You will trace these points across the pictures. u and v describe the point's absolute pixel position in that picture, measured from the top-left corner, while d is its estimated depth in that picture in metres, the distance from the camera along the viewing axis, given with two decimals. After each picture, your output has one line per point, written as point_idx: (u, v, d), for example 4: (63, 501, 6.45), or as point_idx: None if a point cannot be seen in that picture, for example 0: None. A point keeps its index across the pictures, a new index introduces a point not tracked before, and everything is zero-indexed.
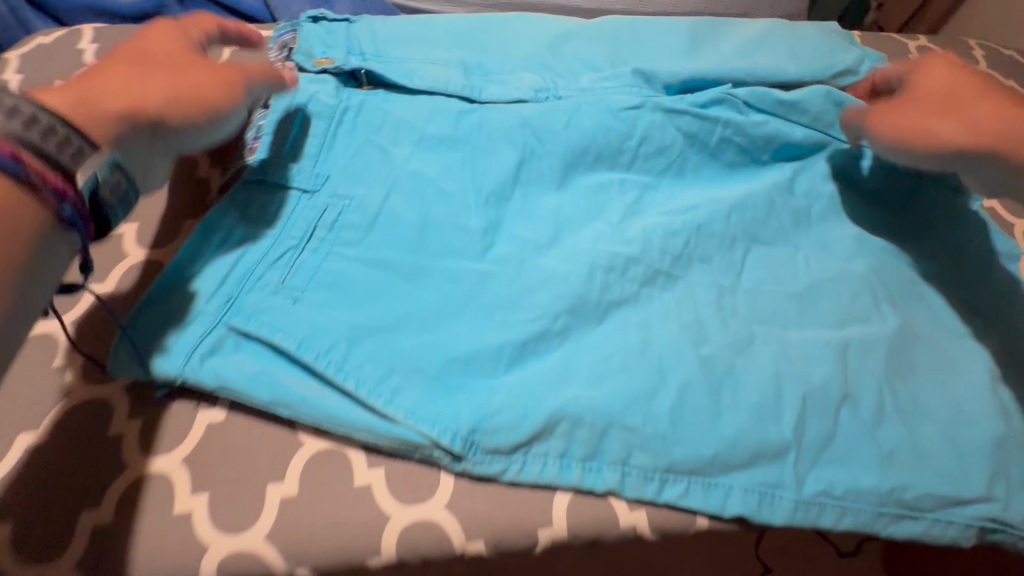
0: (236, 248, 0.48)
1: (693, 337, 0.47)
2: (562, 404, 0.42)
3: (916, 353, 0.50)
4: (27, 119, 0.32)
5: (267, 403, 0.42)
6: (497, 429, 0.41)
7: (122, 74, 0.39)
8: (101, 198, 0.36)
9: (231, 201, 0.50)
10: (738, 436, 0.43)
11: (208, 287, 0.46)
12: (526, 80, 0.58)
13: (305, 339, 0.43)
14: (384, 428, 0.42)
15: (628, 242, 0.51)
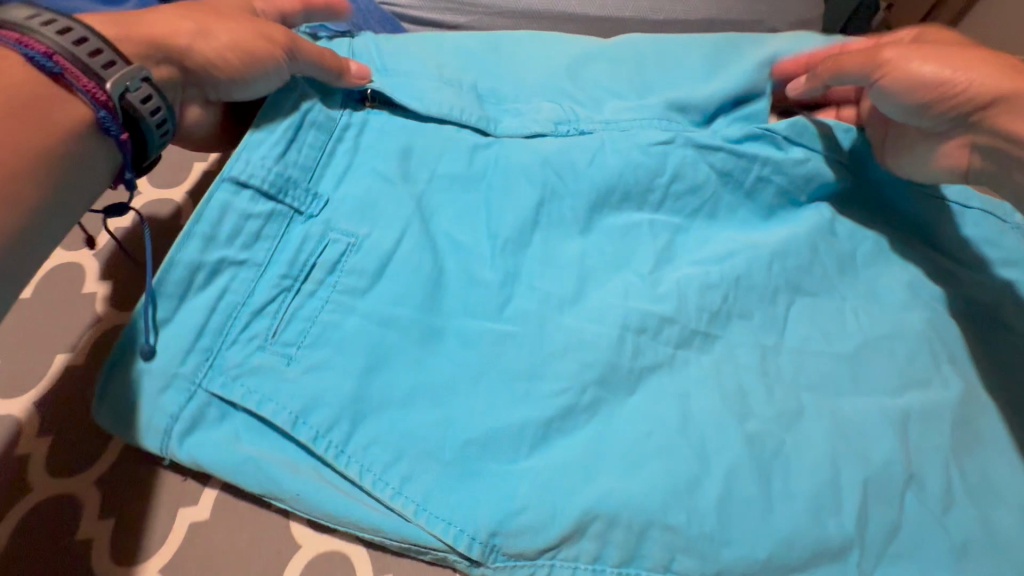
0: (213, 283, 0.39)
1: (737, 410, 0.41)
2: (596, 501, 0.36)
3: (987, 422, 0.43)
4: (70, 31, 0.33)
5: (262, 493, 0.38)
6: (521, 531, 0.36)
7: (180, 12, 0.40)
8: (131, 108, 0.35)
9: (202, 211, 0.39)
10: (793, 534, 0.37)
11: (180, 336, 0.38)
12: (545, 111, 0.50)
13: (301, 414, 0.38)
14: (395, 528, 0.37)
15: (660, 299, 0.44)
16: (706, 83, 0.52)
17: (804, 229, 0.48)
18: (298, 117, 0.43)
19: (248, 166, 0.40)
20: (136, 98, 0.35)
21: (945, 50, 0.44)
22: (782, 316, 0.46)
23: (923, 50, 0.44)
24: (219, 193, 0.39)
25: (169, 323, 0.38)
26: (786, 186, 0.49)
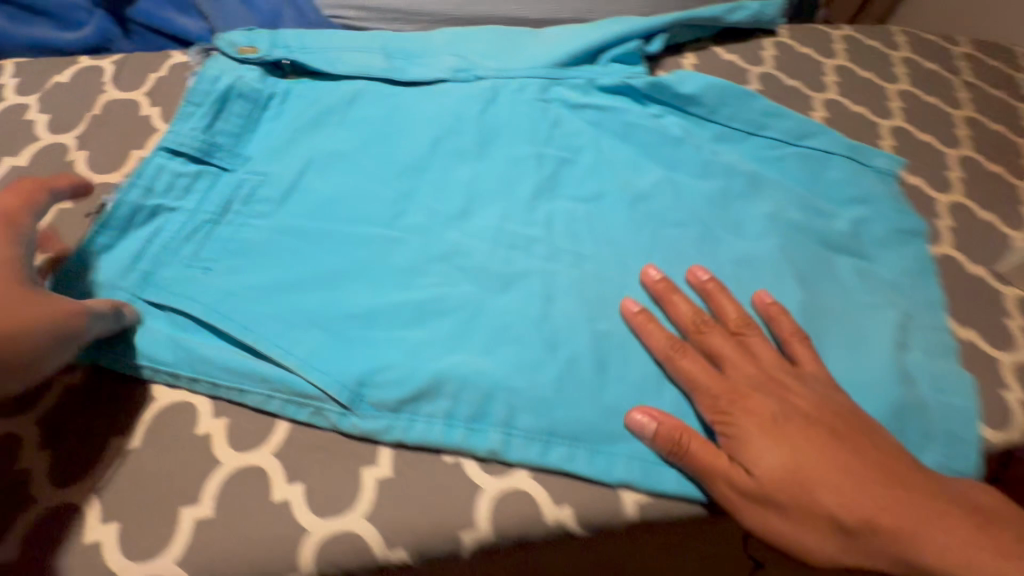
0: (149, 223, 0.47)
1: (591, 312, 0.47)
2: (449, 365, 0.42)
3: (823, 327, 0.48)
4: None
5: (172, 365, 0.42)
6: (384, 383, 0.42)
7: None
8: None
9: (138, 174, 0.49)
10: (619, 404, 0.43)
11: (113, 263, 0.45)
12: (447, 63, 0.62)
13: (213, 305, 0.44)
14: (279, 376, 0.42)
15: (532, 223, 0.52)
16: (567, 40, 0.64)
17: (673, 180, 0.57)
18: (221, 91, 0.55)
19: (177, 135, 0.51)
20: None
21: (745, 502, 0.38)
22: (649, 243, 0.52)
23: (765, 504, 0.38)
24: (156, 158, 0.50)
25: (112, 249, 0.45)
26: (651, 131, 0.60)
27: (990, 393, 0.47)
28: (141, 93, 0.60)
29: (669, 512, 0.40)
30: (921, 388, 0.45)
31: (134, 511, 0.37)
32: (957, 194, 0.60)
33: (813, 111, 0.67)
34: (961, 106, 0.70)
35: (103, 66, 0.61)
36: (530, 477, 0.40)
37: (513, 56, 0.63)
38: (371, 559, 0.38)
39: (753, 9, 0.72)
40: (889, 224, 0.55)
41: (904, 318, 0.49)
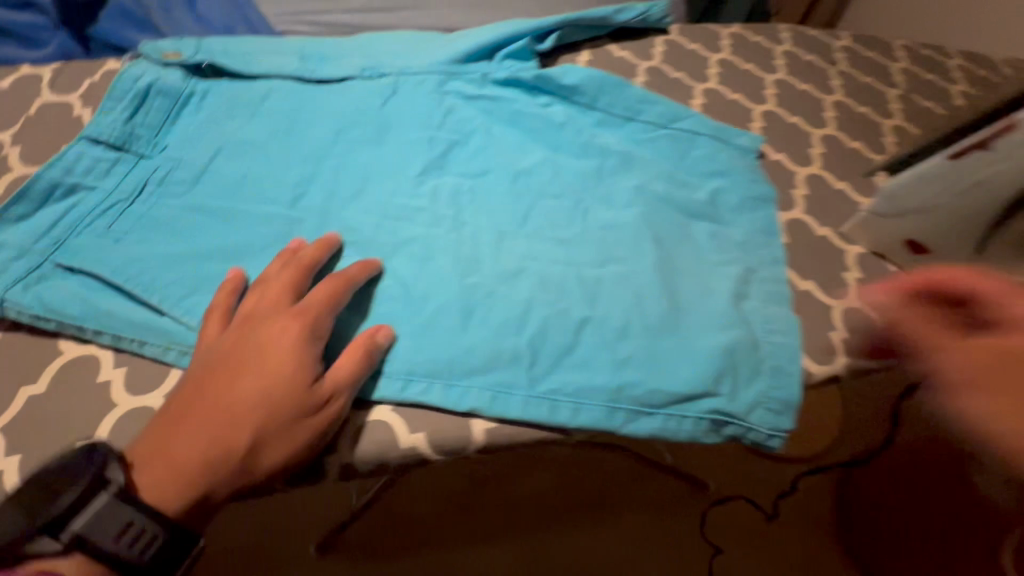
0: (67, 200, 0.53)
1: (463, 269, 0.52)
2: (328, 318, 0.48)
3: (676, 280, 0.54)
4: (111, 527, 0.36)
5: (77, 318, 0.47)
6: None
7: (237, 412, 0.40)
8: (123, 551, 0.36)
9: (62, 157, 0.54)
10: (477, 345, 0.47)
11: (30, 231, 0.50)
12: (356, 62, 0.68)
13: (120, 268, 0.49)
14: (179, 332, 0.47)
15: (417, 197, 0.58)
16: (465, 40, 0.71)
17: (554, 160, 0.63)
18: (141, 89, 0.61)
19: (100, 126, 0.57)
20: (116, 528, 0.36)
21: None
22: (524, 212, 0.58)
23: None
24: (78, 146, 0.56)
25: (30, 219, 0.51)
26: (538, 117, 0.66)
27: (819, 333, 0.52)
28: (76, 95, 0.66)
29: (512, 436, 0.46)
30: (755, 329, 0.51)
31: (39, 442, 0.43)
32: (816, 166, 0.67)
33: (692, 99, 0.73)
34: (832, 93, 0.77)
35: (42, 73, 0.68)
36: (391, 411, 0.45)
37: (417, 55, 0.70)
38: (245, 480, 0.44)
39: (640, 10, 0.79)
40: (744, 192, 0.61)
41: (745, 272, 0.55)
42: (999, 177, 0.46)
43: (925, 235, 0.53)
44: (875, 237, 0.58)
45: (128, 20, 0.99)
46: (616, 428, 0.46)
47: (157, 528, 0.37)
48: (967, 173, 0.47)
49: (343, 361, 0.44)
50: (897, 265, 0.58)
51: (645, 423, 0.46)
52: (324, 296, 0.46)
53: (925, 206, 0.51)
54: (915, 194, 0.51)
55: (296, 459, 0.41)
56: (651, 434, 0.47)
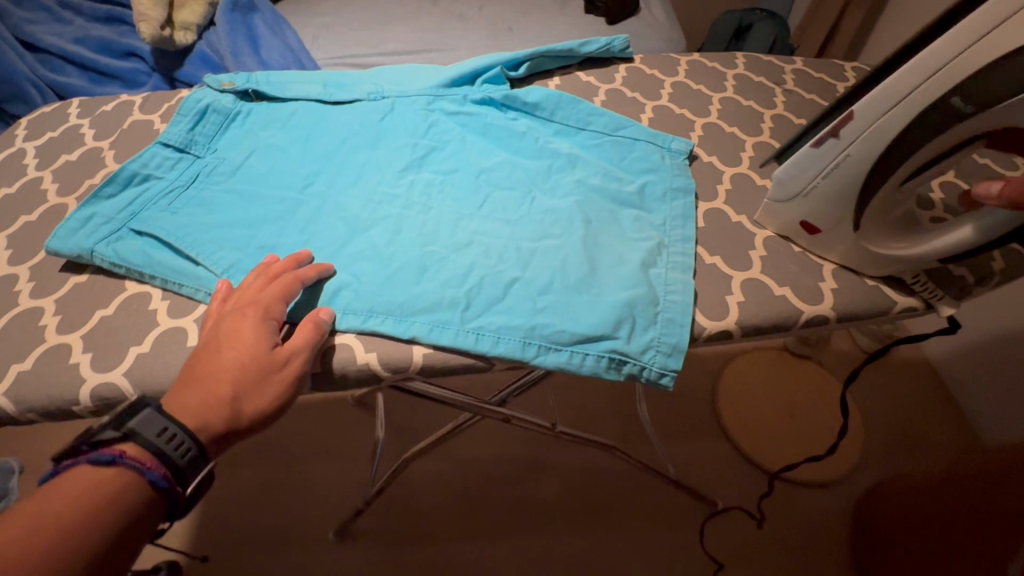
0: (141, 185, 0.72)
1: (424, 240, 0.67)
2: None
3: (596, 251, 0.65)
4: (158, 431, 0.46)
5: (140, 265, 0.64)
6: None
7: (218, 372, 0.50)
8: (167, 449, 0.45)
9: (144, 156, 0.73)
10: (424, 291, 0.61)
11: (113, 205, 0.69)
12: (364, 88, 0.86)
13: (173, 232, 0.66)
14: (209, 278, 0.63)
15: (398, 186, 0.73)
16: (452, 69, 0.87)
17: (514, 161, 0.77)
18: (201, 108, 0.80)
19: (169, 134, 0.76)
20: (157, 430, 0.46)
21: None
22: (481, 200, 0.72)
23: None
24: (153, 150, 0.75)
25: (115, 197, 0.70)
26: (505, 128, 0.81)
27: (715, 295, 0.62)
28: (157, 115, 0.87)
29: (444, 361, 0.58)
30: (657, 290, 0.62)
31: (103, 347, 0.60)
32: (741, 167, 0.77)
33: (642, 114, 0.86)
34: (773, 107, 0.88)
35: (134, 100, 0.90)
36: (353, 337, 0.59)
37: (413, 83, 0.87)
38: None
39: (604, 42, 0.93)
40: (668, 186, 0.72)
41: (657, 247, 0.66)
42: (852, 158, 0.56)
43: (811, 215, 0.63)
44: (778, 224, 0.67)
45: (206, 65, 1.31)
46: (528, 358, 0.57)
47: (184, 431, 0.46)
48: (829, 158, 0.57)
49: (299, 337, 0.55)
50: (800, 247, 0.67)
51: (553, 357, 0.58)
52: (280, 288, 0.57)
53: (805, 189, 0.61)
54: (794, 181, 0.62)
55: (275, 405, 0.51)
56: (557, 366, 0.58)
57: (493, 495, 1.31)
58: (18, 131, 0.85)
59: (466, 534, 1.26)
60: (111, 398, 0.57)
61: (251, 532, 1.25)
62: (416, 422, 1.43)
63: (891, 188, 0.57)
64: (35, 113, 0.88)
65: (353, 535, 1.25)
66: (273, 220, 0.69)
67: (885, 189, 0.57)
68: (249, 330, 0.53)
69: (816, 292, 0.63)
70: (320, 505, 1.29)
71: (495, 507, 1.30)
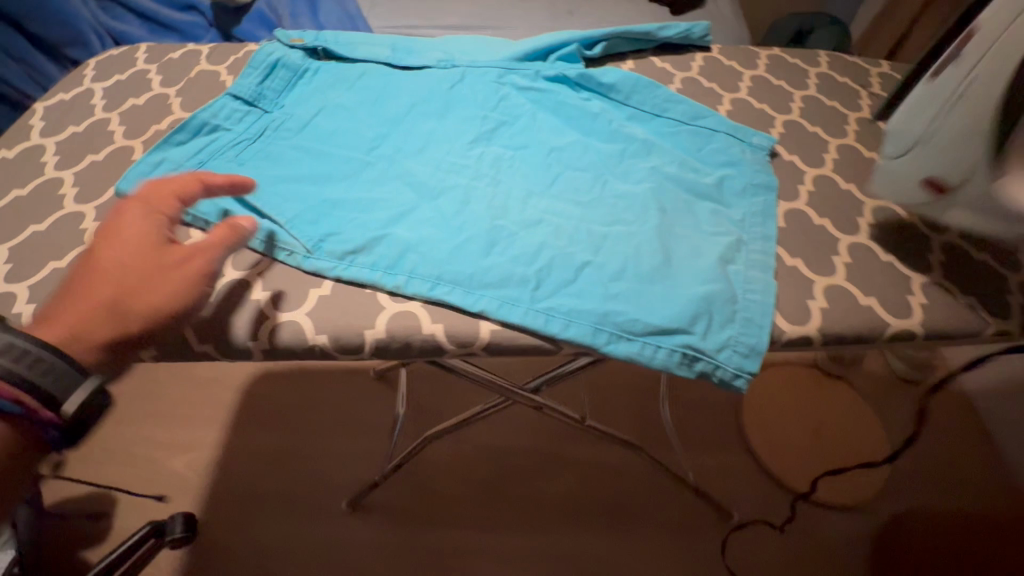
0: (209, 134, 0.71)
1: (494, 214, 0.64)
2: (383, 234, 0.61)
3: (672, 241, 0.63)
4: (11, 354, 0.45)
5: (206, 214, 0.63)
6: (336, 238, 0.61)
7: (102, 272, 0.50)
8: (19, 372, 0.44)
9: (215, 105, 0.72)
10: (493, 265, 0.59)
11: (182, 153, 0.68)
12: (434, 55, 0.84)
13: None
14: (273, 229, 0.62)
15: (468, 157, 0.71)
16: (526, 42, 0.85)
17: (586, 141, 0.74)
18: (272, 62, 0.79)
19: (239, 86, 0.75)
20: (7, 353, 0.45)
21: None
22: (552, 178, 0.70)
23: None
24: (222, 100, 0.74)
25: (184, 144, 0.69)
26: (577, 107, 0.78)
27: (796, 299, 0.59)
28: (224, 67, 0.86)
29: (513, 339, 0.56)
30: (735, 288, 0.59)
31: None
32: (823, 168, 0.73)
33: (719, 106, 0.82)
34: (858, 110, 0.83)
35: (200, 50, 0.89)
36: (419, 305, 0.57)
37: (484, 54, 0.85)
38: (305, 339, 0.56)
39: (681, 28, 0.90)
40: (748, 182, 0.69)
41: (736, 243, 0.63)
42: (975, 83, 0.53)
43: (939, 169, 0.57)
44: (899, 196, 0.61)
45: (263, 24, 1.31)
46: (599, 345, 0.55)
47: (39, 351, 0.45)
48: (950, 88, 0.55)
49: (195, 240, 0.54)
50: (888, 256, 0.63)
51: (623, 347, 0.55)
52: (172, 189, 0.56)
53: (925, 133, 0.57)
54: (911, 127, 0.59)
55: (163, 303, 0.50)
56: (628, 356, 0.55)
57: (511, 485, 1.30)
58: (85, 72, 0.85)
59: (480, 521, 1.25)
60: (172, 345, 0.55)
61: (267, 493, 1.26)
62: (437, 403, 1.42)
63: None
64: (103, 54, 0.88)
65: (367, 508, 1.25)
66: (340, 180, 0.68)
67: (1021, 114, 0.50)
68: (132, 235, 0.52)
69: (904, 305, 0.59)
70: (336, 474, 1.29)
71: (510, 496, 1.29)
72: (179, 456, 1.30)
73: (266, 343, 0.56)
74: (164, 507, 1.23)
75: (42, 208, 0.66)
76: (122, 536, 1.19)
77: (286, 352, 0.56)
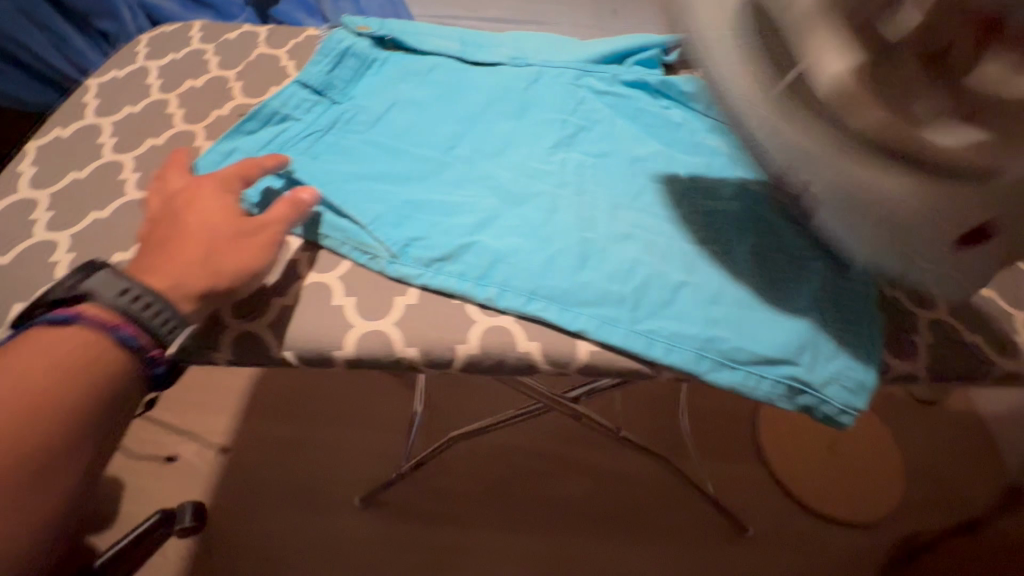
0: (280, 125, 0.67)
1: (582, 226, 0.61)
2: (469, 241, 0.58)
3: (770, 264, 0.60)
4: (119, 294, 0.44)
5: None
6: (423, 244, 0.58)
7: (186, 234, 0.49)
8: (130, 310, 0.44)
9: (284, 94, 0.68)
10: (588, 281, 0.56)
11: (258, 146, 0.65)
12: (506, 52, 0.80)
13: (317, 180, 0.62)
14: (353, 231, 0.58)
15: (549, 165, 0.68)
16: (604, 45, 0.81)
17: (669, 152, 0.71)
18: (342, 50, 0.75)
19: (308, 74, 0.71)
20: (114, 292, 0.44)
21: None
22: (638, 190, 0.66)
23: None
24: (291, 88, 0.69)
25: (257, 137, 0.65)
26: (658, 117, 0.75)
27: (897, 333, 0.59)
28: (284, 51, 0.81)
29: (612, 362, 0.54)
30: (835, 317, 0.56)
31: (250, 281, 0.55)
32: None
33: None
34: None
35: (258, 30, 0.84)
36: (513, 320, 0.54)
37: (556, 54, 0.81)
38: (392, 351, 0.52)
39: None
40: None
41: (836, 269, 0.60)
42: (818, 180, 0.44)
43: (954, 231, 0.45)
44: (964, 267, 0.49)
45: (304, 7, 1.27)
46: (701, 372, 0.53)
47: (144, 292, 0.45)
48: (826, 214, 0.46)
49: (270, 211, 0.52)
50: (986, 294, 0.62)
51: (725, 377, 0.53)
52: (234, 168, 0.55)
53: (896, 255, 0.46)
54: (886, 255, 0.46)
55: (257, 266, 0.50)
56: (730, 385, 0.53)
57: (524, 487, 1.23)
58: (139, 48, 0.81)
59: (490, 523, 1.19)
60: (252, 351, 0.52)
61: (276, 485, 1.20)
62: (454, 400, 1.35)
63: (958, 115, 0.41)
64: (155, 30, 0.83)
65: (380, 505, 1.19)
66: (420, 182, 0.64)
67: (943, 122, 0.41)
68: (207, 205, 0.51)
69: (1012, 344, 0.60)
70: (348, 469, 1.23)
71: (523, 498, 1.22)
72: (187, 441, 1.24)
73: (351, 353, 0.52)
74: (172, 495, 1.18)
75: (100, 189, 0.62)
76: (131, 523, 1.14)
77: (370, 363, 0.53)
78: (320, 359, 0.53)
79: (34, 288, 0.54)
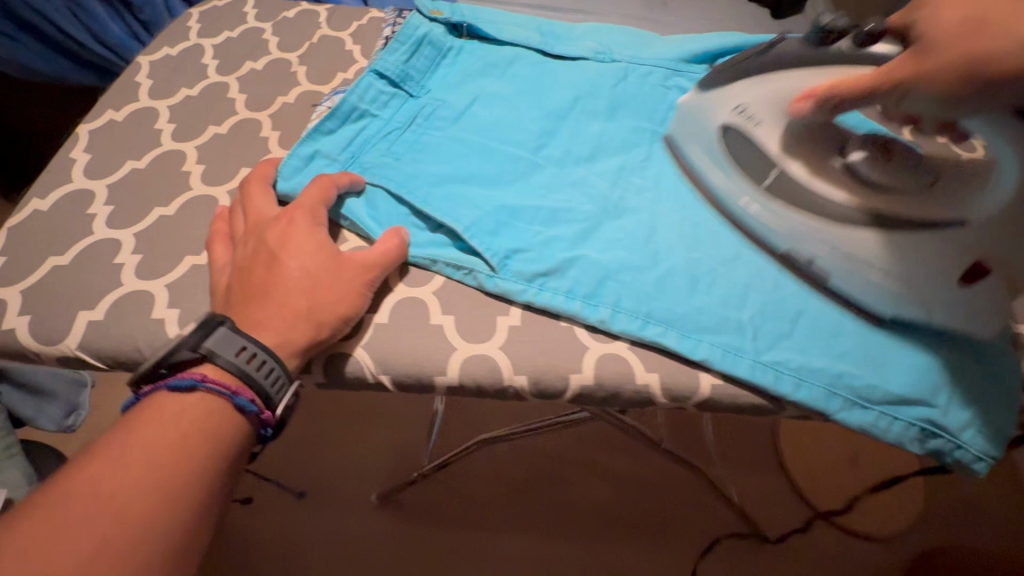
0: (358, 121, 0.61)
1: (688, 244, 0.56)
2: (574, 256, 0.53)
3: None
4: (240, 355, 0.41)
5: (368, 220, 0.54)
6: (524, 257, 0.52)
7: (286, 285, 0.45)
8: (251, 373, 0.41)
9: (360, 86, 0.63)
10: (704, 306, 0.51)
11: (337, 142, 0.59)
12: (588, 45, 0.74)
13: (403, 182, 0.56)
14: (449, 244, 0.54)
15: (646, 174, 0.62)
16: (693, 41, 0.75)
17: None
18: (419, 37, 0.69)
19: (383, 62, 0.65)
20: (234, 352, 0.41)
21: None
22: None
23: None
24: (366, 78, 0.64)
25: (333, 133, 0.60)
26: None
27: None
28: (347, 33, 0.74)
29: (734, 397, 0.50)
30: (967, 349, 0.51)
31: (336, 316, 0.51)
32: None
33: None
34: None
35: (317, 9, 0.77)
36: (626, 346, 0.50)
37: (641, 48, 0.75)
38: (500, 377, 0.49)
39: None
40: None
41: None
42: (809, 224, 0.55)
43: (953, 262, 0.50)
44: (989, 312, 0.50)
45: None
46: (832, 411, 0.48)
47: (263, 352, 0.42)
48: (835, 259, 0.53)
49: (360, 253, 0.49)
50: None
51: (858, 417, 0.49)
52: (315, 195, 0.51)
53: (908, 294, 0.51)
54: (898, 294, 0.51)
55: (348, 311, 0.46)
56: (861, 426, 0.48)
57: (545, 488, 1.10)
58: (190, 24, 0.74)
59: (510, 525, 1.07)
60: (347, 373, 0.48)
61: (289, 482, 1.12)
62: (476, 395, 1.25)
63: (915, 193, 0.53)
64: (206, 6, 0.77)
65: (398, 503, 1.10)
66: (511, 184, 0.59)
67: (896, 196, 0.54)
68: (304, 240, 0.47)
69: None
70: (364, 466, 1.14)
71: (546, 498, 1.09)
72: None
73: (456, 379, 0.48)
74: None
75: (162, 184, 0.56)
76: None
77: (473, 388, 0.49)
78: (422, 383, 0.49)
79: (99, 292, 0.48)
